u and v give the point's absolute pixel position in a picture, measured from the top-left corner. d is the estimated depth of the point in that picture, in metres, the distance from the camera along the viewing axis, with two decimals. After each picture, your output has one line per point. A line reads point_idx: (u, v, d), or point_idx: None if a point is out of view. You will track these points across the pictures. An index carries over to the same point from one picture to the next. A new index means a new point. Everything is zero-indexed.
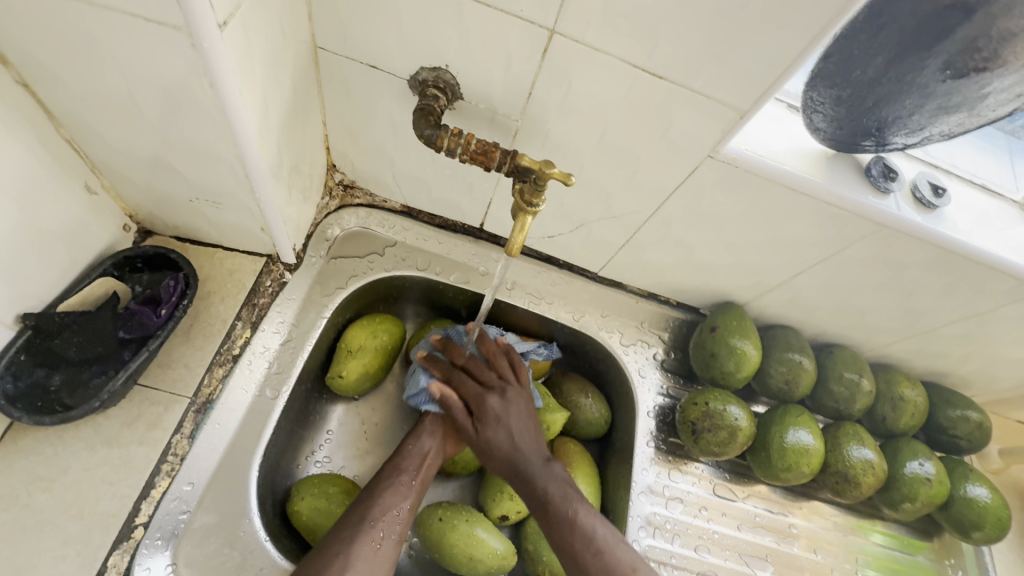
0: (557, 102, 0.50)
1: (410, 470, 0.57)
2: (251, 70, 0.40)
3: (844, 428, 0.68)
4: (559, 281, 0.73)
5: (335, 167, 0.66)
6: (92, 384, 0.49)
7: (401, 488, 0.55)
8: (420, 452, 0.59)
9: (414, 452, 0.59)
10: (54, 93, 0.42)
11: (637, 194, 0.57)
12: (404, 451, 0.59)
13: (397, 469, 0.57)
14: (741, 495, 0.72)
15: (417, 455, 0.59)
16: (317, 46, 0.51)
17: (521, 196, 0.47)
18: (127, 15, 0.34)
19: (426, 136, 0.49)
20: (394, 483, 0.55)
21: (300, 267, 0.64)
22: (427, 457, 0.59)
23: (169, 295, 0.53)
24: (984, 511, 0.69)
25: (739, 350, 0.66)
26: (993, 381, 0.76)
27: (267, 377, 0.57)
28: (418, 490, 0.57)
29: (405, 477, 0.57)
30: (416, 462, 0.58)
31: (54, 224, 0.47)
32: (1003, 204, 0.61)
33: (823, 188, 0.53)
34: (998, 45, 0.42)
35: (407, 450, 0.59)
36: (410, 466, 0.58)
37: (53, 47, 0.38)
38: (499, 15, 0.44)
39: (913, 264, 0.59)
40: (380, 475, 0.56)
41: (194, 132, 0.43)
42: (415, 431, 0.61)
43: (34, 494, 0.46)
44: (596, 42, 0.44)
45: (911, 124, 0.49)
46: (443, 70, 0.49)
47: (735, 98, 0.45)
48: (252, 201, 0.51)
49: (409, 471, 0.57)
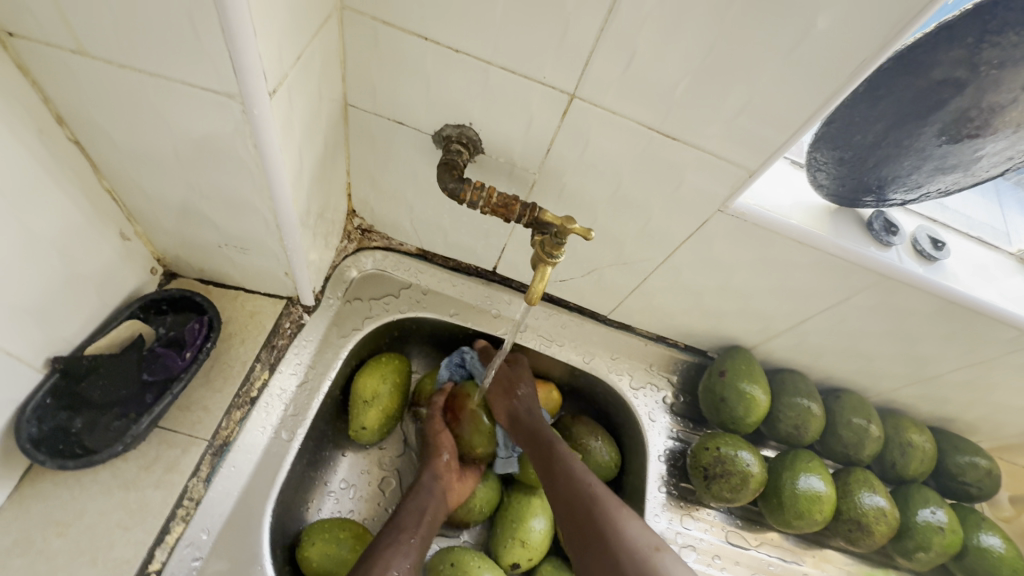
0: (575, 156, 0.52)
1: (410, 528, 0.57)
2: (291, 129, 0.43)
3: (855, 474, 0.68)
4: (570, 324, 0.74)
5: (354, 212, 0.68)
6: (113, 427, 0.50)
7: (403, 546, 0.55)
8: (420, 509, 0.59)
9: (413, 509, 0.59)
10: (105, 149, 0.44)
11: (648, 242, 0.59)
12: (403, 509, 0.59)
13: (396, 528, 0.57)
14: (754, 543, 0.71)
15: (416, 512, 0.59)
16: (348, 103, 0.54)
17: (542, 248, 0.50)
18: (185, 83, 0.37)
19: (450, 189, 0.51)
20: (394, 542, 0.55)
21: (317, 309, 0.65)
22: (425, 513, 0.59)
23: (194, 338, 0.55)
24: (998, 561, 0.68)
25: (748, 395, 0.67)
26: (999, 428, 0.77)
27: (283, 419, 0.58)
28: (418, 546, 0.56)
29: (405, 536, 0.56)
30: (416, 518, 0.59)
31: (88, 270, 0.49)
32: (999, 256, 0.63)
33: (829, 241, 0.55)
34: (988, 116, 0.45)
35: (407, 507, 0.59)
36: (409, 524, 0.58)
37: (109, 108, 0.40)
38: (522, 80, 0.47)
39: (917, 312, 0.61)
40: (380, 535, 0.56)
41: (231, 185, 0.45)
42: (414, 486, 0.61)
43: (49, 539, 0.46)
44: (614, 105, 0.47)
45: (909, 183, 0.52)
46: (467, 127, 0.52)
47: (744, 158, 0.48)
48: (279, 247, 0.52)
49: (408, 528, 0.57)
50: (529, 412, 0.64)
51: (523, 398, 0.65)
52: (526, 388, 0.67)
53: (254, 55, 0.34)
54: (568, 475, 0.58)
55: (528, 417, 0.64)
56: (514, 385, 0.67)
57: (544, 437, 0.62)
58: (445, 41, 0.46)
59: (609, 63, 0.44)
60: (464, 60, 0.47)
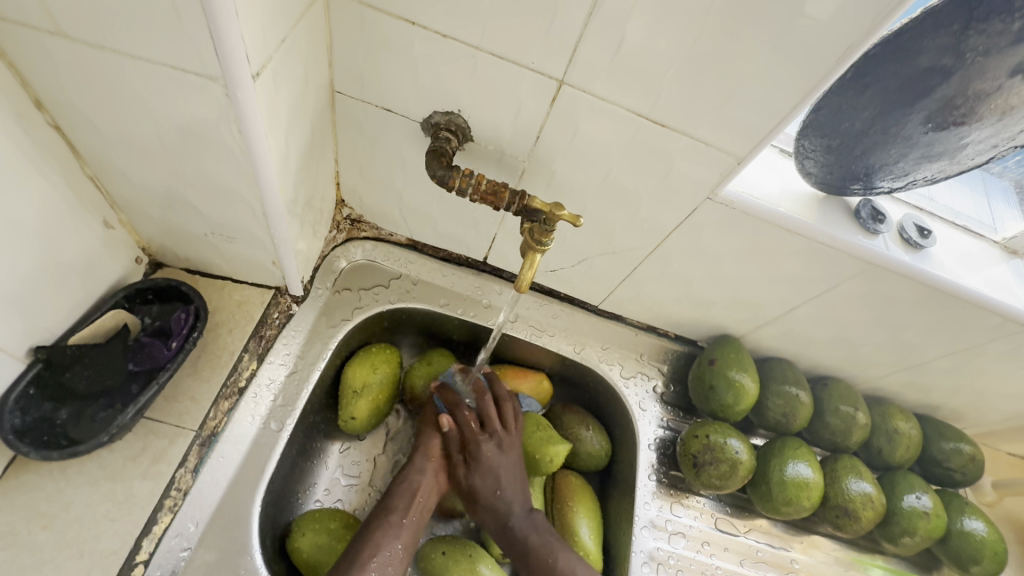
0: (564, 144, 0.52)
1: (401, 509, 0.57)
2: (276, 114, 0.42)
3: (842, 461, 0.69)
4: (561, 314, 0.74)
5: (343, 202, 0.68)
6: (98, 417, 0.49)
7: (392, 527, 0.55)
8: (410, 488, 0.58)
9: (403, 490, 0.58)
10: (84, 134, 0.44)
11: (638, 230, 0.59)
12: (393, 489, 0.58)
13: (385, 510, 0.56)
14: (743, 529, 0.72)
15: (406, 492, 0.58)
16: (335, 90, 0.53)
17: (532, 235, 0.50)
18: (166, 66, 0.36)
19: (439, 177, 0.50)
20: (383, 523, 0.55)
21: (306, 299, 0.64)
22: (416, 494, 0.58)
23: (180, 328, 0.54)
24: (981, 544, 0.69)
25: (737, 383, 0.68)
26: (983, 414, 0.78)
27: (272, 410, 0.57)
28: (409, 527, 0.56)
29: (395, 517, 0.56)
30: (405, 497, 0.58)
31: (71, 258, 0.48)
32: (984, 244, 0.64)
33: (817, 229, 0.55)
34: (974, 103, 0.45)
35: (396, 488, 0.58)
36: (399, 505, 0.57)
37: (88, 91, 0.39)
38: (511, 66, 0.46)
39: (903, 300, 0.61)
40: (370, 518, 0.56)
41: (216, 172, 0.45)
42: (405, 466, 0.61)
43: (35, 531, 0.46)
44: (603, 92, 0.46)
45: (897, 171, 0.52)
46: (455, 114, 0.52)
47: (733, 145, 0.48)
48: (266, 236, 0.52)
49: (398, 509, 0.57)
50: (503, 506, 0.59)
51: (495, 484, 0.59)
52: (501, 458, 0.60)
53: (237, 37, 0.34)
54: (546, 566, 0.57)
55: (499, 511, 0.59)
56: (489, 455, 0.60)
57: (517, 539, 0.58)
58: (432, 27, 0.45)
59: (598, 48, 0.43)
60: (452, 45, 0.46)
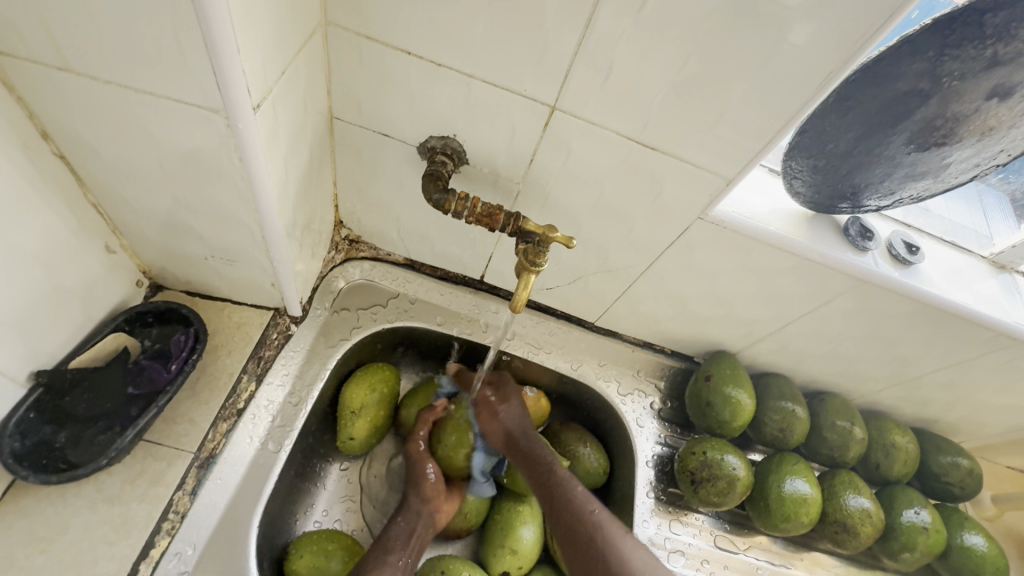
0: (557, 167, 0.53)
1: (399, 549, 0.58)
2: (276, 141, 0.43)
3: (840, 477, 0.69)
4: (558, 331, 0.75)
5: (342, 223, 0.69)
6: (97, 440, 0.50)
7: (390, 567, 0.55)
8: (407, 530, 0.60)
9: (398, 532, 0.60)
10: (91, 164, 0.45)
11: (632, 249, 0.60)
12: (388, 531, 0.60)
13: (382, 551, 0.57)
14: (742, 547, 0.72)
15: (402, 534, 0.60)
16: (333, 116, 0.55)
17: (525, 257, 0.51)
18: (169, 98, 0.38)
19: (435, 200, 0.52)
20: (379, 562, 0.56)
21: (305, 319, 0.65)
22: (413, 533, 0.60)
23: (179, 350, 0.55)
24: (981, 560, 0.69)
25: (734, 399, 0.68)
26: (981, 428, 0.78)
27: (271, 431, 0.58)
28: (404, 567, 0.57)
29: (394, 556, 0.57)
30: (403, 537, 0.59)
31: (73, 283, 0.49)
32: (972, 260, 0.65)
33: (806, 247, 0.56)
34: (953, 124, 0.46)
35: (393, 530, 0.60)
36: (397, 545, 0.58)
37: (94, 122, 0.41)
38: (504, 93, 0.48)
39: (895, 315, 0.62)
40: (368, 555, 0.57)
41: (218, 200, 0.46)
42: (403, 506, 0.63)
43: (31, 556, 0.46)
44: (594, 116, 0.48)
45: (883, 189, 0.54)
46: (451, 139, 0.53)
47: (721, 166, 0.49)
48: (266, 259, 0.53)
49: (394, 549, 0.58)
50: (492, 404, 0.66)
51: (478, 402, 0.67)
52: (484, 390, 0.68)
53: (239, 72, 0.35)
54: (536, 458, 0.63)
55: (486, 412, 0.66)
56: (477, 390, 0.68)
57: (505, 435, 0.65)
58: (428, 56, 0.47)
59: (588, 75, 0.45)
60: (446, 74, 0.48)
